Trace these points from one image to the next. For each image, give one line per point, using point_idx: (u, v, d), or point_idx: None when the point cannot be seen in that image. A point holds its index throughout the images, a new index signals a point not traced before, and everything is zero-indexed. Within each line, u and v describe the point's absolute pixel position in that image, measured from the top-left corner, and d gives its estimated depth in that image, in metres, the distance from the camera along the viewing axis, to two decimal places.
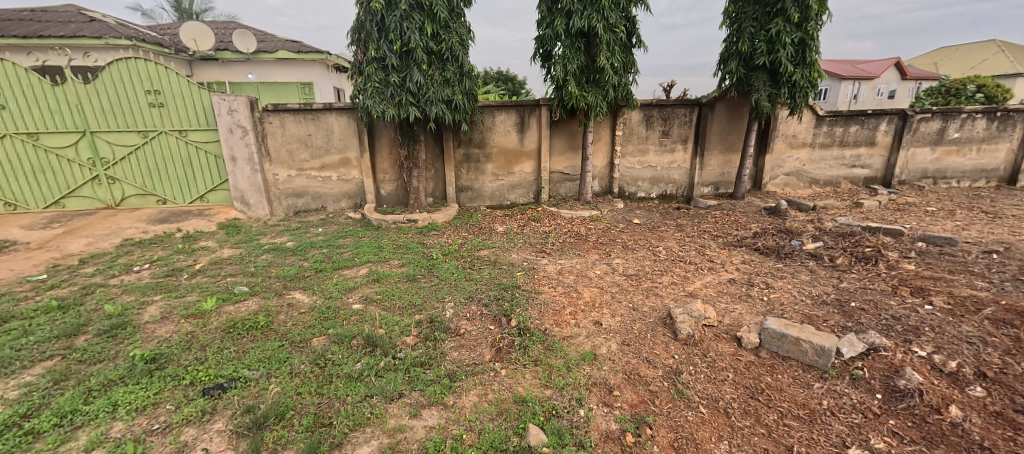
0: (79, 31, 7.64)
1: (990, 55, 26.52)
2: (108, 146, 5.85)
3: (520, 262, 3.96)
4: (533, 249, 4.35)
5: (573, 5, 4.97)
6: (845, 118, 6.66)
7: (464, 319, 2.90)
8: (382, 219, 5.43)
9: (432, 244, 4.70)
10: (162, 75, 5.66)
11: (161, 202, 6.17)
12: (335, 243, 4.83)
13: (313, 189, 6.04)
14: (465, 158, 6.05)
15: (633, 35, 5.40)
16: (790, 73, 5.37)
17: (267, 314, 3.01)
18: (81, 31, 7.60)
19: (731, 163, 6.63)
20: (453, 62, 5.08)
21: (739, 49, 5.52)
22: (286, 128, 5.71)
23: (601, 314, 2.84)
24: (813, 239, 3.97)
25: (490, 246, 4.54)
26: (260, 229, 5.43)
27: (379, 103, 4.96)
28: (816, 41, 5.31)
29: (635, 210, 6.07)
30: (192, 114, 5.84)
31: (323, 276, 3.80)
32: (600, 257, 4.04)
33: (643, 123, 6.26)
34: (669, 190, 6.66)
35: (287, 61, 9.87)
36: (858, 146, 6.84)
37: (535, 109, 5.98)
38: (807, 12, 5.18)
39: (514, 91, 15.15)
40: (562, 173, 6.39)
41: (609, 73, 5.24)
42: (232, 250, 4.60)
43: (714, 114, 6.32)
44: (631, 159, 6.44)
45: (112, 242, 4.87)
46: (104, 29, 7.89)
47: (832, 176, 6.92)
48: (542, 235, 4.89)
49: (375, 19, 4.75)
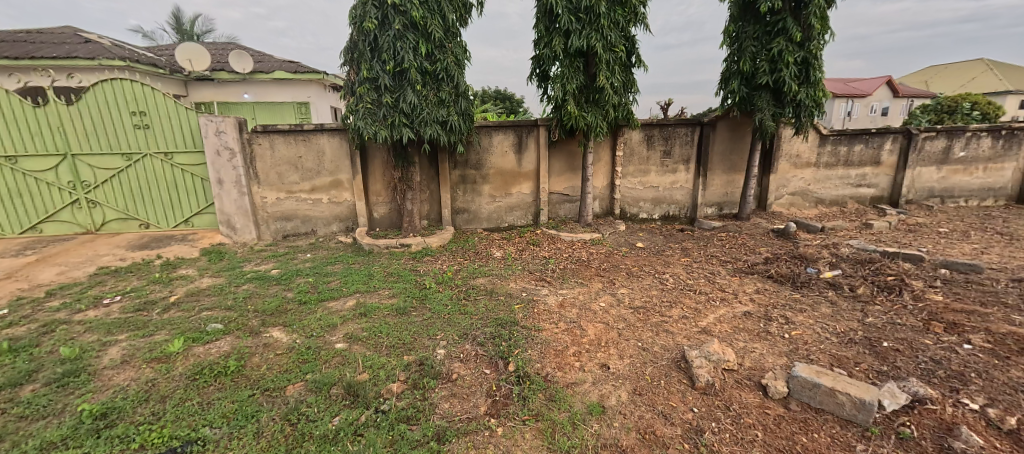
0: (71, 52, 7.58)
1: (980, 74, 26.94)
2: (90, 169, 5.64)
3: (519, 292, 3.71)
4: (532, 277, 4.10)
5: (572, 24, 4.84)
6: (849, 137, 6.52)
7: (456, 361, 2.65)
8: (374, 244, 5.19)
9: (425, 272, 4.46)
10: (148, 96, 5.48)
11: (143, 226, 5.91)
12: (322, 270, 4.58)
13: (302, 212, 5.82)
14: (461, 179, 5.85)
15: (631, 55, 5.27)
16: (794, 92, 5.23)
17: (239, 357, 2.72)
18: (74, 53, 7.53)
19: (734, 183, 6.45)
20: (448, 82, 4.92)
21: (740, 68, 5.39)
22: (275, 150, 5.53)
23: (607, 355, 2.58)
24: (830, 266, 3.71)
25: (487, 273, 4.29)
26: (245, 255, 5.18)
27: (371, 124, 4.77)
28: (819, 60, 5.18)
29: (637, 233, 5.85)
30: (178, 135, 5.64)
31: (306, 310, 3.54)
32: (605, 286, 3.80)
33: (644, 143, 6.10)
34: (672, 211, 6.45)
35: (284, 81, 9.78)
36: (863, 166, 6.69)
37: (533, 129, 5.80)
38: (810, 32, 5.08)
39: (512, 110, 15.19)
40: (561, 194, 6.19)
41: (609, 93, 5.10)
42: (212, 279, 4.33)
43: (716, 133, 6.17)
44: (632, 180, 6.25)
45: (86, 271, 4.61)
46: (99, 50, 7.82)
47: (838, 196, 6.75)
48: (541, 261, 4.65)
49: (368, 39, 4.63)
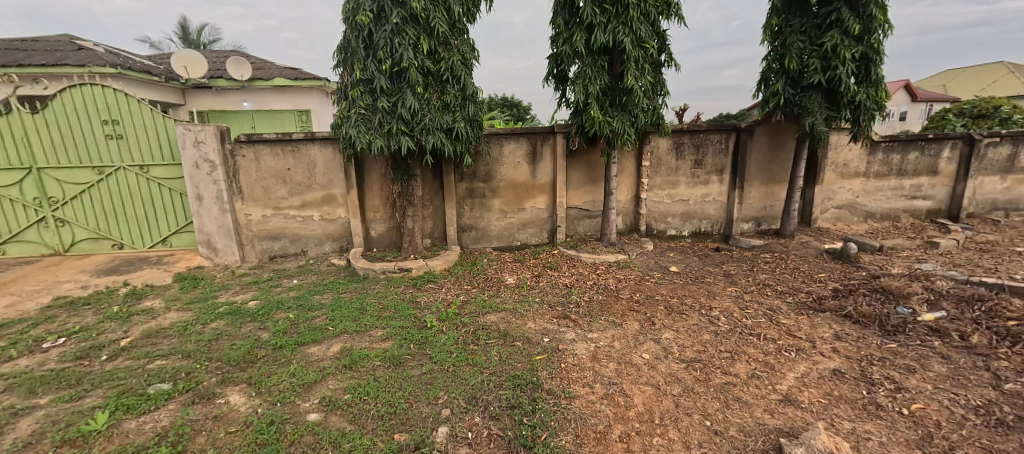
0: (61, 59, 7.16)
1: (1001, 76, 25.96)
2: (58, 184, 5.09)
3: (539, 336, 3.04)
4: (553, 315, 3.42)
5: (595, 16, 4.22)
6: (902, 144, 5.82)
7: (464, 447, 2.01)
8: (369, 268, 4.55)
9: (426, 304, 3.81)
10: (121, 102, 4.93)
11: (117, 246, 5.33)
12: (309, 302, 3.96)
13: (291, 230, 5.21)
14: (468, 193, 5.22)
15: (663, 52, 4.62)
16: (852, 93, 4.54)
17: (177, 438, 2.09)
18: (64, 60, 7.11)
19: (774, 195, 5.74)
20: (454, 84, 4.30)
21: (786, 66, 4.72)
22: (261, 162, 4.95)
23: (668, 444, 1.93)
24: (928, 305, 3.00)
25: (499, 308, 3.62)
26: (223, 281, 4.57)
27: (365, 133, 4.16)
28: (880, 55, 4.51)
29: (668, 253, 5.16)
30: (154, 146, 5.07)
31: (279, 359, 2.91)
32: (644, 328, 3.10)
33: (673, 152, 5.43)
34: (704, 227, 5.76)
35: (283, 88, 9.28)
36: (918, 176, 5.97)
37: (549, 137, 5.16)
38: (870, 23, 4.42)
39: (519, 116, 14.68)
40: (580, 209, 5.52)
41: (638, 95, 4.45)
42: (178, 315, 3.71)
43: (754, 140, 5.48)
44: (659, 193, 5.57)
45: (39, 302, 4.03)
46: (90, 56, 7.40)
47: (889, 209, 6.02)
48: (562, 291, 3.98)
49: (362, 35, 4.04)
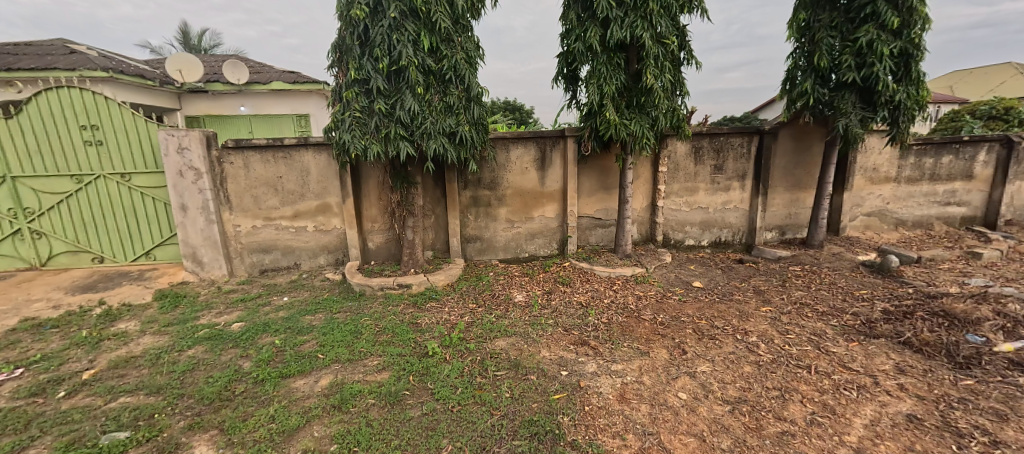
0: (52, 63, 6.88)
1: (1010, 76, 25.51)
2: (34, 194, 4.76)
3: (556, 368, 2.67)
4: (569, 341, 3.05)
5: (611, 10, 3.88)
6: (936, 147, 5.44)
7: None
8: (366, 284, 4.18)
9: (427, 327, 3.44)
10: (101, 106, 4.60)
11: (97, 260, 5.00)
12: (298, 323, 3.60)
13: (283, 242, 4.86)
14: (472, 202, 4.87)
15: (682, 50, 4.27)
16: (891, 92, 4.18)
17: None
18: (54, 64, 6.82)
19: (800, 202, 5.37)
20: (457, 84, 3.96)
21: (816, 64, 4.36)
22: (250, 169, 4.61)
23: None
24: (1003, 334, 2.62)
25: (509, 332, 3.25)
26: (207, 299, 4.21)
27: (361, 137, 3.80)
28: (921, 51, 4.15)
29: (687, 266, 4.79)
30: (136, 153, 4.74)
31: (260, 397, 2.55)
32: (675, 358, 2.72)
33: (691, 156, 5.08)
34: (724, 236, 5.39)
35: (282, 92, 8.96)
36: (952, 180, 5.59)
37: (559, 141, 4.81)
38: (910, 16, 4.06)
39: (522, 120, 14.39)
40: (592, 218, 5.16)
41: (657, 96, 4.10)
42: (153, 340, 3.36)
43: (778, 144, 5.12)
44: (677, 200, 5.20)
45: (4, 324, 3.68)
46: (82, 60, 7.11)
47: (921, 216, 5.64)
48: (577, 310, 3.62)
49: (357, 31, 3.70)
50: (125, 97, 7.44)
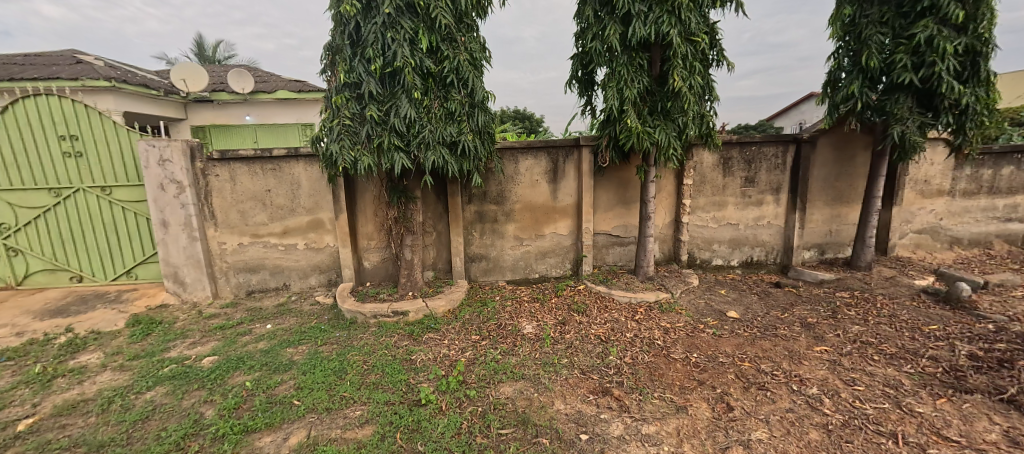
0: (56, 74, 6.70)
1: None
2: (10, 208, 4.45)
3: (573, 430, 2.20)
4: (587, 388, 2.58)
5: (634, 4, 3.44)
6: (995, 157, 4.86)
7: None
8: (357, 311, 3.74)
9: (422, 365, 2.98)
10: (80, 115, 4.28)
11: (75, 279, 4.66)
12: (278, 357, 3.17)
13: (272, 261, 4.47)
14: (477, 217, 4.43)
15: (713, 49, 3.81)
16: (956, 95, 3.66)
17: None
18: (58, 73, 6.69)
19: (841, 218, 4.82)
20: (460, 88, 3.54)
21: (865, 65, 3.86)
22: (237, 182, 4.24)
23: None
24: None
25: (516, 374, 2.78)
26: (184, 326, 3.80)
27: (351, 147, 3.40)
28: (989, 49, 3.64)
29: (717, 290, 4.27)
30: (117, 165, 4.40)
31: None
32: (718, 416, 2.23)
33: (720, 168, 4.58)
34: (756, 256, 4.86)
35: (288, 101, 8.69)
36: (1014, 194, 4.99)
37: (573, 152, 4.36)
38: (977, 9, 3.55)
39: (533, 129, 14.02)
40: (609, 235, 4.68)
41: (686, 100, 3.62)
42: (112, 377, 2.95)
43: (817, 153, 4.60)
44: (703, 215, 4.70)
45: None
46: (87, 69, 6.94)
47: (979, 234, 5.05)
48: (595, 346, 3.13)
49: (348, 29, 3.32)
50: (122, 106, 7.01)
